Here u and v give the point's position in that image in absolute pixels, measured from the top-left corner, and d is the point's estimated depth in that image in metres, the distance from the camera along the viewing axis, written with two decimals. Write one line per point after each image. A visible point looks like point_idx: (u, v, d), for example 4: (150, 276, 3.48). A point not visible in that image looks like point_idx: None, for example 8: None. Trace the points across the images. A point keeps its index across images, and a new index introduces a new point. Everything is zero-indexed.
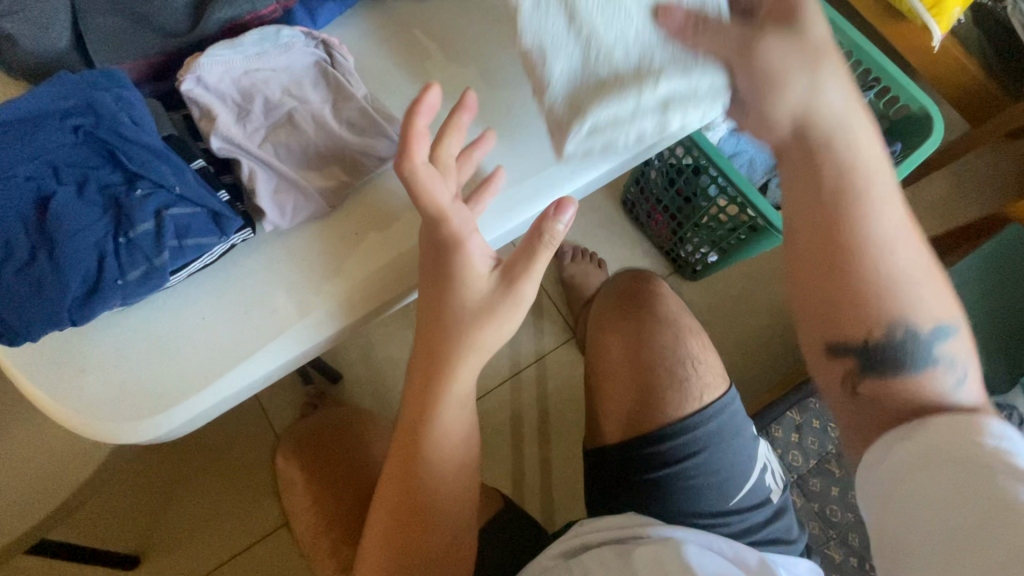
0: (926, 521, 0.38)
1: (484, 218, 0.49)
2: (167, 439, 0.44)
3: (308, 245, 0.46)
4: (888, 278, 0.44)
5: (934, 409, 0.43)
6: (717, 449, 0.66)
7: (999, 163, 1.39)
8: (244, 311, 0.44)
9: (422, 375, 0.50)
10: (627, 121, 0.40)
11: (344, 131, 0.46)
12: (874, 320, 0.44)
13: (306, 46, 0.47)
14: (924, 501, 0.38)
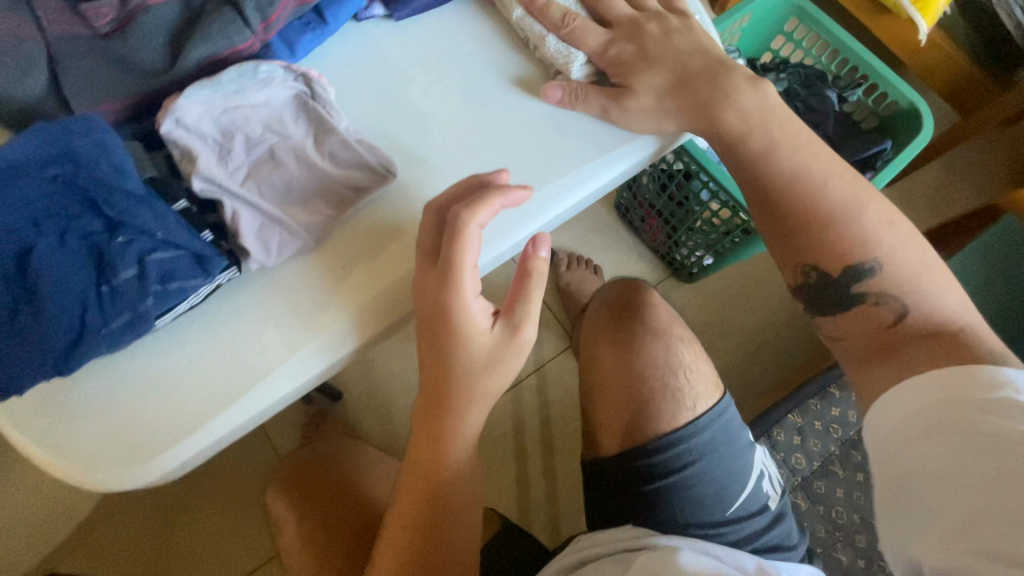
0: (945, 481, 0.43)
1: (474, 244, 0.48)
2: (164, 481, 0.44)
3: (295, 279, 0.46)
4: (838, 220, 0.54)
5: (887, 331, 0.52)
6: (716, 459, 0.66)
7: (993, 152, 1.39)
8: (236, 350, 0.44)
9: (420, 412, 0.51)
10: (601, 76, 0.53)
11: (327, 165, 0.46)
12: (828, 251, 0.54)
13: (286, 79, 0.47)
14: (939, 467, 0.44)
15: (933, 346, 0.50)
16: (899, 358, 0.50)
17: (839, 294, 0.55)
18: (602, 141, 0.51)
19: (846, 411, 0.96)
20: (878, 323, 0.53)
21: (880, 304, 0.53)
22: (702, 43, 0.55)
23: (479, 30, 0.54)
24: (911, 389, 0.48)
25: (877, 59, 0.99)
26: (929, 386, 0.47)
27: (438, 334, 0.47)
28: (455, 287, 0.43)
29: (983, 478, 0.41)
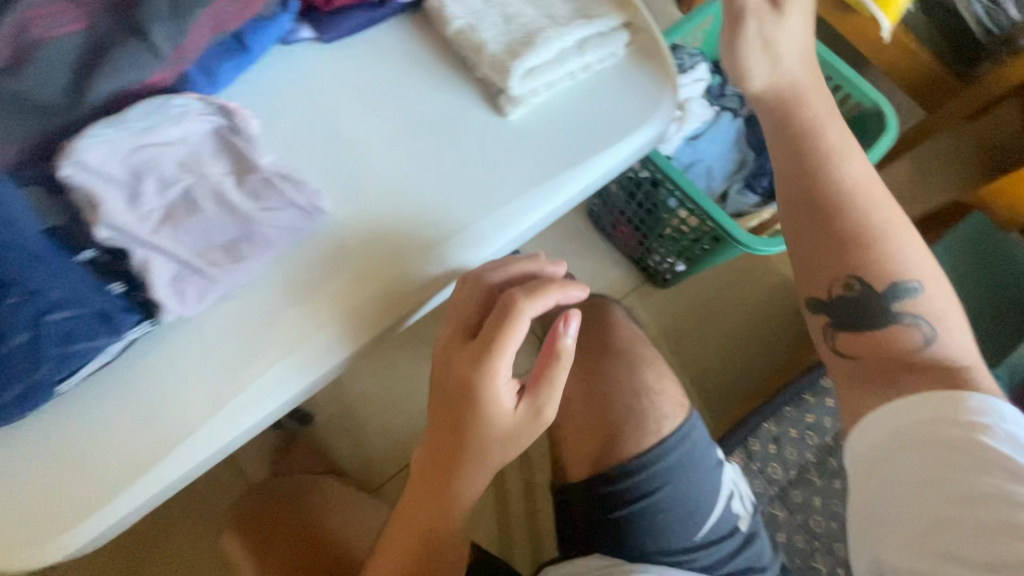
0: (912, 499, 0.44)
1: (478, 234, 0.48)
2: (99, 545, 0.40)
3: (218, 327, 0.42)
4: (874, 227, 0.51)
5: (910, 356, 0.49)
6: (682, 482, 0.64)
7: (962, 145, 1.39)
8: (210, 366, 0.42)
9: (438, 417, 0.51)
10: (556, 61, 0.49)
11: (249, 205, 0.42)
12: (857, 262, 0.51)
13: (202, 113, 0.43)
14: (909, 484, 0.44)
15: (938, 377, 0.47)
16: (911, 386, 0.47)
17: (875, 310, 0.50)
18: (548, 168, 0.49)
19: (821, 418, 0.95)
20: (898, 346, 0.49)
21: (911, 326, 0.49)
22: (649, 57, 0.53)
23: (414, 50, 0.51)
24: (905, 412, 0.46)
25: (840, 60, 0.97)
26: (932, 417, 0.44)
27: (463, 401, 0.49)
28: (492, 359, 0.47)
29: (952, 500, 0.42)
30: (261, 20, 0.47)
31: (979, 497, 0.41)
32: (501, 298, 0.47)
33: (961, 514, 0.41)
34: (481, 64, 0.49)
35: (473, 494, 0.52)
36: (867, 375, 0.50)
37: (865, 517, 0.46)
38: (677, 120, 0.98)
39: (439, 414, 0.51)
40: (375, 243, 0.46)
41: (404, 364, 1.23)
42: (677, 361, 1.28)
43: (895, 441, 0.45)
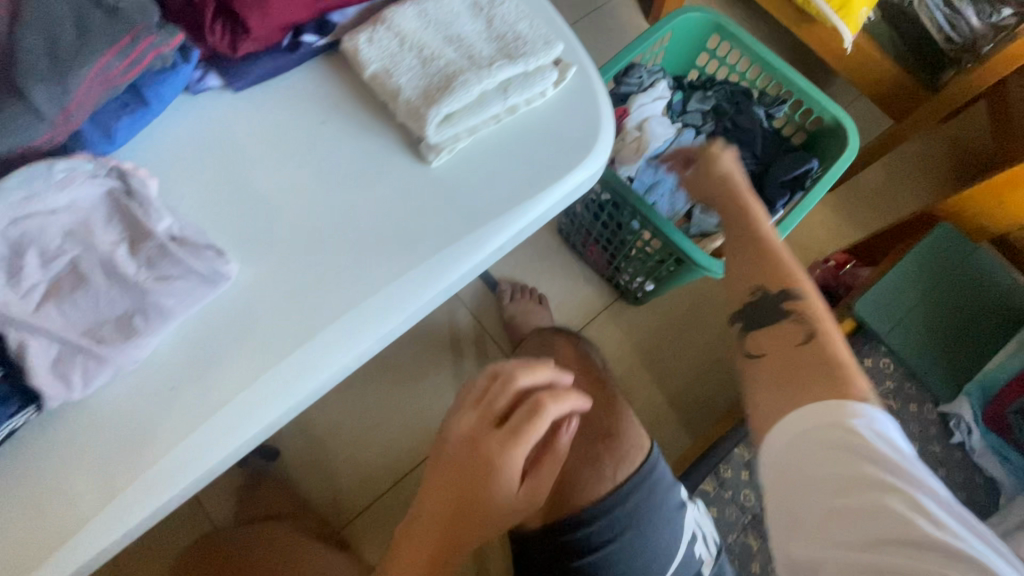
0: (817, 502, 0.40)
1: (400, 290, 0.45)
2: None
3: (113, 408, 0.39)
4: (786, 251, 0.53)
5: (798, 355, 0.47)
6: (642, 528, 0.64)
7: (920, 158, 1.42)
8: (98, 455, 0.39)
9: (436, 488, 0.50)
10: (477, 104, 0.46)
11: (143, 275, 0.40)
12: (767, 271, 0.52)
13: (92, 176, 0.40)
14: (814, 486, 0.40)
15: (828, 375, 0.44)
16: (794, 380, 0.45)
17: (773, 306, 0.51)
18: (474, 216, 0.47)
19: None
20: (791, 338, 0.48)
21: (797, 320, 0.49)
22: (582, 96, 0.51)
23: (332, 95, 0.48)
24: (799, 414, 0.43)
25: (798, 75, 0.96)
26: (819, 416, 0.42)
27: (476, 476, 0.48)
28: (520, 444, 0.48)
29: (856, 503, 0.38)
30: (159, 72, 0.43)
31: (874, 495, 0.38)
32: (540, 398, 0.49)
33: (862, 518, 0.38)
34: (398, 108, 0.46)
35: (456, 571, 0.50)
36: (768, 373, 0.48)
37: (776, 514, 0.42)
38: (635, 142, 0.97)
39: (446, 485, 0.49)
40: (289, 306, 0.43)
41: (373, 394, 1.19)
42: (653, 379, 1.26)
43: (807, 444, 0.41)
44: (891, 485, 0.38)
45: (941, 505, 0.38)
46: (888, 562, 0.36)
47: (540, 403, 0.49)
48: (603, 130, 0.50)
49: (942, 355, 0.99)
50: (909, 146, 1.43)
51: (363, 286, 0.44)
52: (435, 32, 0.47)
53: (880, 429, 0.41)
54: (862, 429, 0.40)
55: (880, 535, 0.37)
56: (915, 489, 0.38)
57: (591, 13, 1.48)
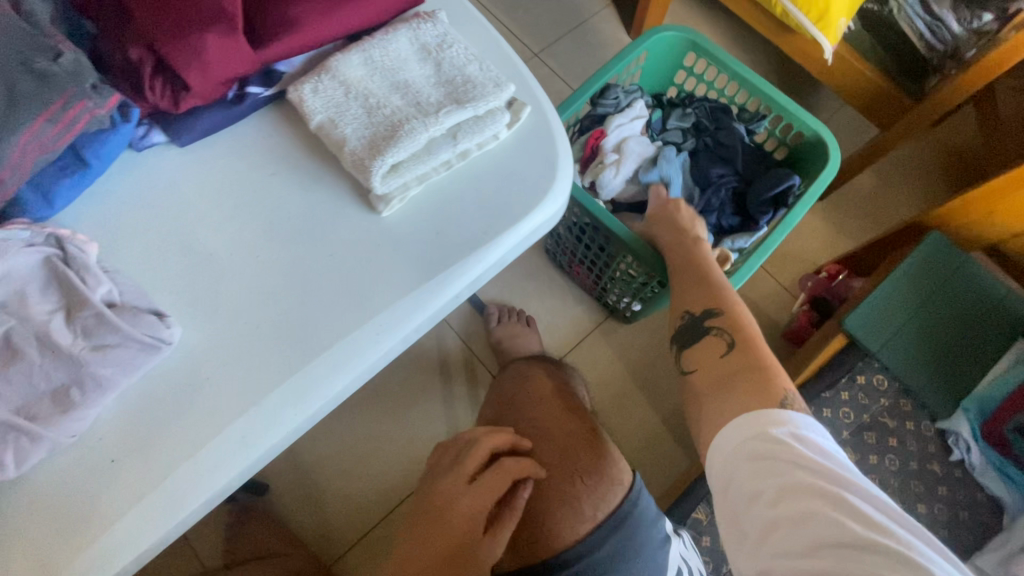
0: (758, 509, 0.45)
1: (354, 343, 0.43)
2: None
3: (50, 484, 0.38)
4: (719, 290, 0.65)
5: (734, 374, 0.55)
6: (620, 571, 0.62)
7: (910, 164, 1.41)
8: (37, 534, 0.37)
9: (419, 548, 0.49)
10: (425, 152, 0.45)
11: (79, 345, 0.38)
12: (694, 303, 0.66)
13: (27, 244, 0.39)
14: (751, 496, 0.45)
15: (754, 381, 0.53)
16: (730, 390, 0.53)
17: (698, 327, 0.63)
18: (428, 265, 0.45)
19: None
20: (717, 350, 0.59)
21: (719, 335, 0.60)
22: (538, 136, 0.49)
23: (281, 146, 0.47)
24: (735, 424, 0.50)
25: (776, 91, 0.95)
26: (748, 426, 0.49)
27: (463, 533, 0.49)
28: (492, 493, 0.51)
29: (790, 507, 0.43)
30: (96, 133, 0.42)
31: (804, 497, 0.43)
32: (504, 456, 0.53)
33: (798, 519, 0.42)
34: (345, 158, 0.45)
35: None
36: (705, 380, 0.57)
37: (731, 531, 0.47)
38: (613, 165, 0.95)
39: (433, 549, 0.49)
40: (238, 368, 0.42)
41: (361, 424, 1.18)
42: (647, 399, 1.24)
43: (743, 458, 0.47)
44: (821, 490, 0.43)
45: (870, 505, 0.42)
46: (831, 565, 0.39)
47: (502, 466, 0.52)
48: (560, 171, 0.49)
49: (941, 369, 0.95)
50: (897, 153, 1.43)
51: (314, 343, 0.43)
52: (381, 79, 0.46)
53: (804, 437, 0.47)
54: (784, 435, 0.47)
55: (818, 540, 0.40)
56: (844, 492, 0.43)
57: (572, 30, 1.48)
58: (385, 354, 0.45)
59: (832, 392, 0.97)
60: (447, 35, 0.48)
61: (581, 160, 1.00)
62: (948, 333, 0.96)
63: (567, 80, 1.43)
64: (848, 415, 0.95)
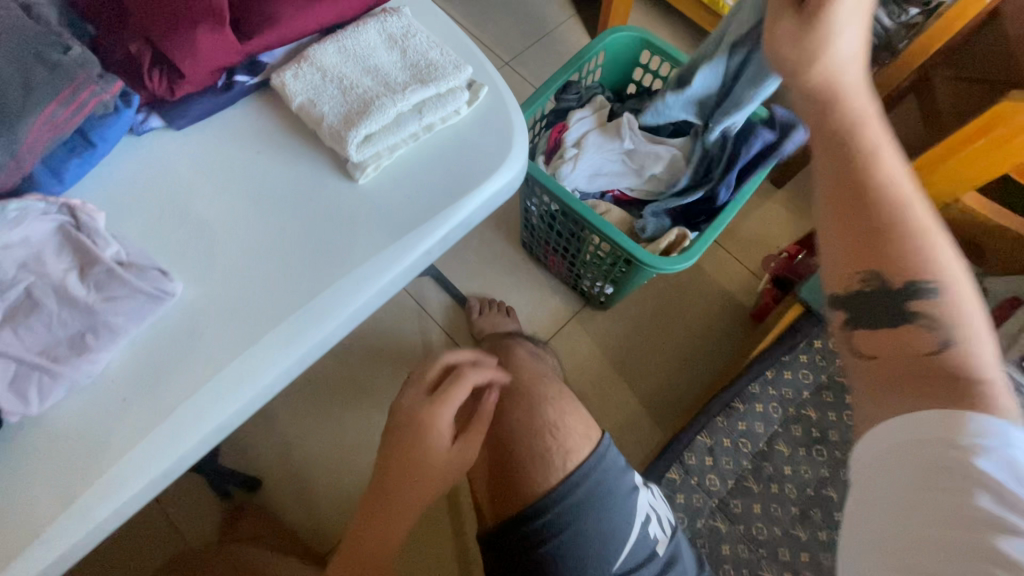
0: (899, 508, 0.40)
1: (334, 293, 0.49)
2: None
3: (67, 423, 0.43)
4: (920, 230, 0.44)
5: (919, 357, 0.44)
6: (590, 518, 0.67)
7: None
8: (58, 465, 0.42)
9: (390, 453, 0.58)
10: (394, 125, 0.51)
11: (92, 298, 0.43)
12: (899, 263, 0.44)
13: (44, 213, 0.45)
14: (899, 495, 0.41)
15: (959, 389, 0.41)
16: (930, 395, 0.42)
17: (891, 306, 0.45)
18: (401, 225, 0.51)
19: (753, 424, 0.98)
20: (918, 347, 0.44)
21: (927, 326, 0.44)
22: (495, 112, 0.56)
23: (266, 127, 0.53)
24: (904, 420, 0.42)
25: None
26: (931, 429, 0.40)
27: (410, 435, 0.58)
28: (441, 406, 0.59)
29: (948, 517, 0.38)
30: (101, 117, 0.48)
31: (971, 520, 0.38)
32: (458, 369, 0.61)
33: (944, 534, 0.38)
34: (324, 134, 0.51)
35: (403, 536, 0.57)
36: (878, 378, 0.45)
37: (858, 511, 0.43)
38: (572, 158, 1.02)
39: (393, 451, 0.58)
40: (234, 317, 0.47)
41: (350, 417, 1.22)
42: (624, 381, 1.30)
43: (895, 454, 0.41)
44: (992, 519, 0.37)
45: None
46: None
47: (457, 376, 0.60)
48: (517, 140, 0.56)
49: None
50: None
51: (303, 292, 0.49)
52: (353, 64, 0.53)
53: (998, 456, 0.39)
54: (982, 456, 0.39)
55: (962, 550, 0.37)
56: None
57: (539, 39, 1.57)
58: (365, 305, 0.50)
59: (791, 355, 1.02)
60: (410, 26, 0.55)
61: (546, 152, 1.07)
62: None
63: (535, 85, 1.51)
64: (807, 376, 1.01)
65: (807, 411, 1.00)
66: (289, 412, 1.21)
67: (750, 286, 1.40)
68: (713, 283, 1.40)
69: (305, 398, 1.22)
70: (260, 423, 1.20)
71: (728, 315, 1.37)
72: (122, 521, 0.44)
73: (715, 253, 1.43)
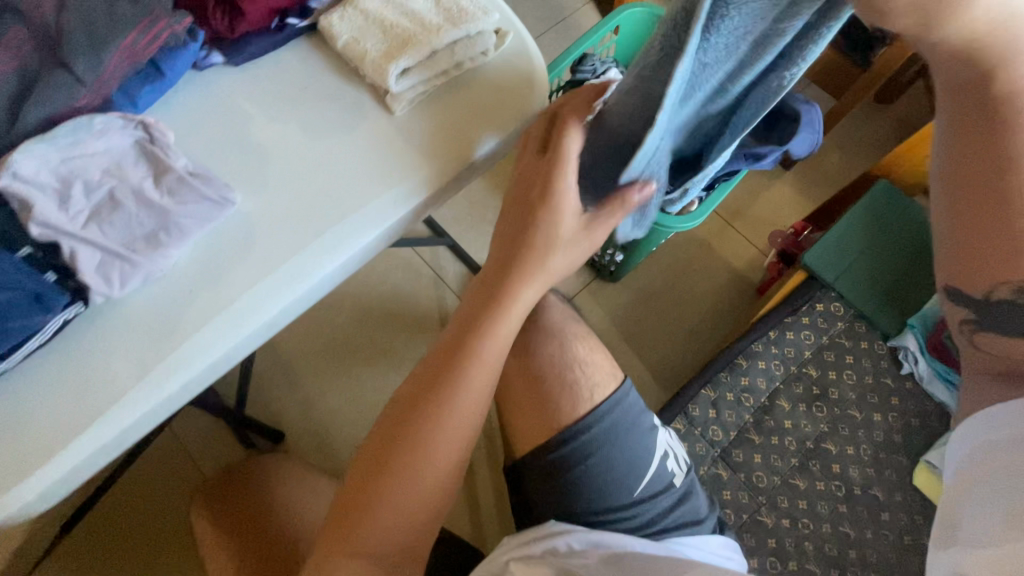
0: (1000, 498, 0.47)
1: (382, 202, 0.55)
2: (41, 507, 0.46)
3: (141, 309, 0.49)
4: None
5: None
6: (614, 447, 0.71)
7: (865, 133, 1.56)
8: (135, 342, 0.48)
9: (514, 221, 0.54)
10: (428, 61, 0.57)
11: (165, 200, 0.50)
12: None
13: (123, 128, 0.51)
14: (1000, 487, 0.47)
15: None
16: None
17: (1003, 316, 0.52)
18: (434, 152, 0.57)
19: (755, 380, 1.02)
20: None
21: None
22: (520, 57, 0.61)
23: (314, 66, 0.59)
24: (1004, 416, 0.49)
25: None
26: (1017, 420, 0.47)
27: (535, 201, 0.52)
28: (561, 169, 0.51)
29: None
30: (172, 49, 0.54)
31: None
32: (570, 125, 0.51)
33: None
34: (367, 70, 0.57)
35: (510, 330, 0.56)
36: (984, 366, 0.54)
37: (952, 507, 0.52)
38: None
39: (515, 217, 0.54)
40: (287, 224, 0.53)
41: (370, 376, 1.26)
42: (633, 350, 1.34)
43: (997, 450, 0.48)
44: None
45: None
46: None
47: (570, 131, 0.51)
48: (540, 81, 0.61)
49: (890, 294, 1.07)
50: (852, 124, 1.57)
51: (353, 203, 0.54)
52: (393, 9, 0.58)
53: None
54: None
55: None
56: None
57: (555, 24, 1.62)
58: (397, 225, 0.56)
59: (794, 317, 1.07)
60: None
61: None
62: (895, 263, 1.09)
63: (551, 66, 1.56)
64: (809, 337, 1.06)
65: (809, 369, 1.04)
66: (311, 371, 1.26)
67: (757, 263, 1.44)
68: (720, 259, 1.44)
69: (327, 358, 1.26)
70: (283, 380, 1.24)
71: (734, 288, 1.41)
72: (188, 397, 0.50)
73: (724, 230, 1.46)
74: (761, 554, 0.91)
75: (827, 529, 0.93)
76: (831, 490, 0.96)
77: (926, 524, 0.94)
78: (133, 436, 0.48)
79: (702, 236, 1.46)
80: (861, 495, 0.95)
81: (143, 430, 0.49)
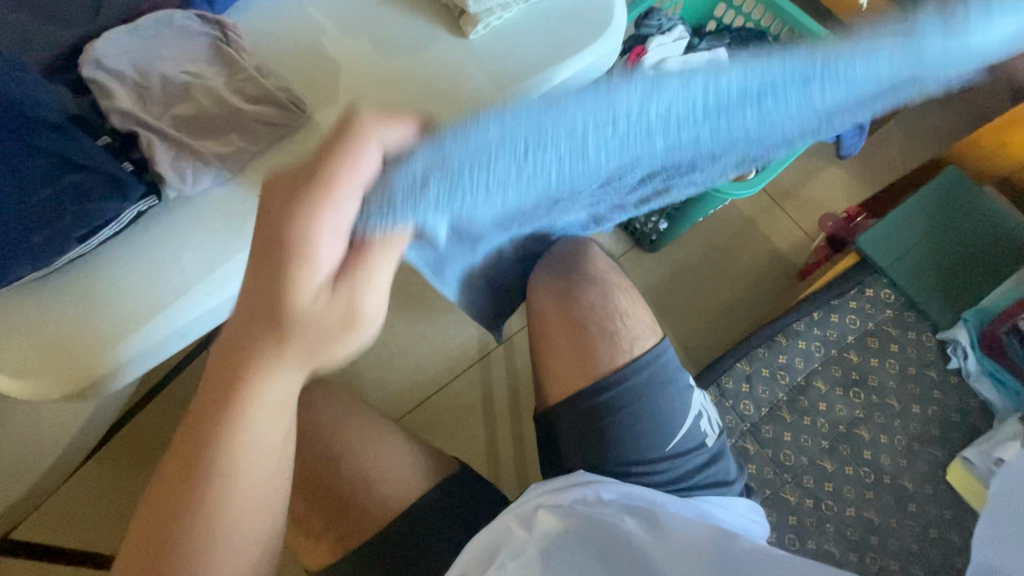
0: None
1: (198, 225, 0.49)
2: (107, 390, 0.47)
3: (211, 208, 0.50)
4: None
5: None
6: (650, 400, 0.72)
7: (933, 119, 1.48)
8: (204, 240, 0.49)
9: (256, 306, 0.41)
10: None
11: (239, 101, 0.50)
12: None
13: (201, 28, 0.51)
14: None
15: None
16: None
17: None
18: (505, 78, 0.55)
19: (793, 358, 1.00)
20: None
21: None
22: None
23: None
24: None
25: (811, 20, 1.02)
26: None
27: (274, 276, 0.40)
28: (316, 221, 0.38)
29: None
30: None
31: None
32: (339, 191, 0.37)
33: None
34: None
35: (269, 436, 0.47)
36: None
37: None
38: None
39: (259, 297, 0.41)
40: None
41: (403, 324, 1.26)
42: (664, 322, 1.32)
43: None
44: None
45: None
46: None
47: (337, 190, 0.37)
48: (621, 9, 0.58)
49: (945, 285, 1.03)
50: (919, 110, 1.49)
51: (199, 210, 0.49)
52: None
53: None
54: None
55: None
56: None
57: None
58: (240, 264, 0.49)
59: (841, 300, 1.04)
60: None
61: None
62: (955, 254, 1.04)
63: None
64: (854, 322, 1.03)
65: (849, 353, 1.01)
66: None
67: (803, 247, 1.39)
68: (764, 241, 1.40)
69: None
70: None
71: (775, 270, 1.38)
72: None
73: (772, 211, 1.42)
74: (781, 530, 0.91)
75: (851, 513, 0.92)
76: (859, 475, 0.94)
77: (954, 520, 0.91)
78: (194, 332, 0.49)
79: (748, 214, 1.41)
80: (890, 484, 0.94)
81: (206, 325, 0.50)
